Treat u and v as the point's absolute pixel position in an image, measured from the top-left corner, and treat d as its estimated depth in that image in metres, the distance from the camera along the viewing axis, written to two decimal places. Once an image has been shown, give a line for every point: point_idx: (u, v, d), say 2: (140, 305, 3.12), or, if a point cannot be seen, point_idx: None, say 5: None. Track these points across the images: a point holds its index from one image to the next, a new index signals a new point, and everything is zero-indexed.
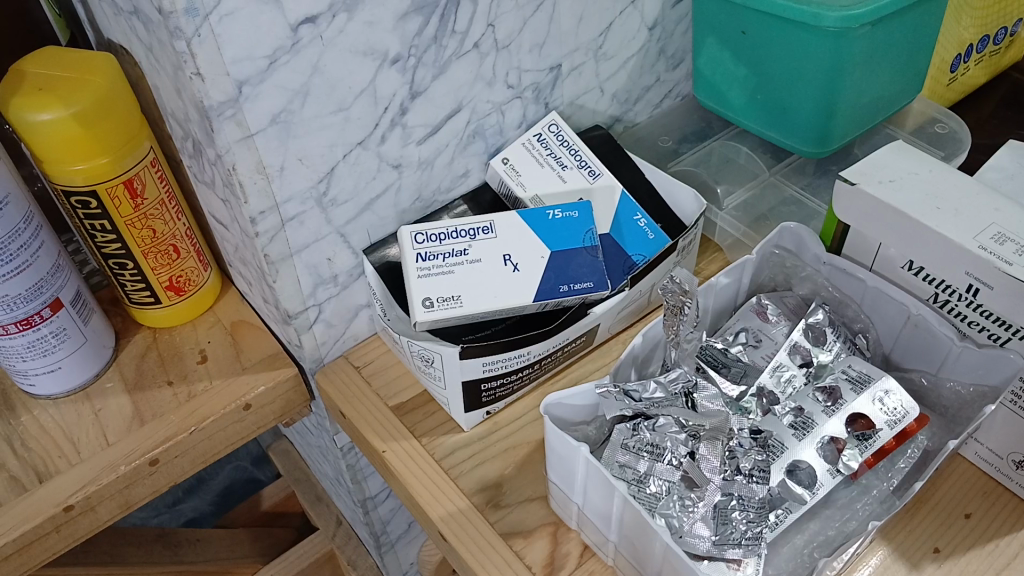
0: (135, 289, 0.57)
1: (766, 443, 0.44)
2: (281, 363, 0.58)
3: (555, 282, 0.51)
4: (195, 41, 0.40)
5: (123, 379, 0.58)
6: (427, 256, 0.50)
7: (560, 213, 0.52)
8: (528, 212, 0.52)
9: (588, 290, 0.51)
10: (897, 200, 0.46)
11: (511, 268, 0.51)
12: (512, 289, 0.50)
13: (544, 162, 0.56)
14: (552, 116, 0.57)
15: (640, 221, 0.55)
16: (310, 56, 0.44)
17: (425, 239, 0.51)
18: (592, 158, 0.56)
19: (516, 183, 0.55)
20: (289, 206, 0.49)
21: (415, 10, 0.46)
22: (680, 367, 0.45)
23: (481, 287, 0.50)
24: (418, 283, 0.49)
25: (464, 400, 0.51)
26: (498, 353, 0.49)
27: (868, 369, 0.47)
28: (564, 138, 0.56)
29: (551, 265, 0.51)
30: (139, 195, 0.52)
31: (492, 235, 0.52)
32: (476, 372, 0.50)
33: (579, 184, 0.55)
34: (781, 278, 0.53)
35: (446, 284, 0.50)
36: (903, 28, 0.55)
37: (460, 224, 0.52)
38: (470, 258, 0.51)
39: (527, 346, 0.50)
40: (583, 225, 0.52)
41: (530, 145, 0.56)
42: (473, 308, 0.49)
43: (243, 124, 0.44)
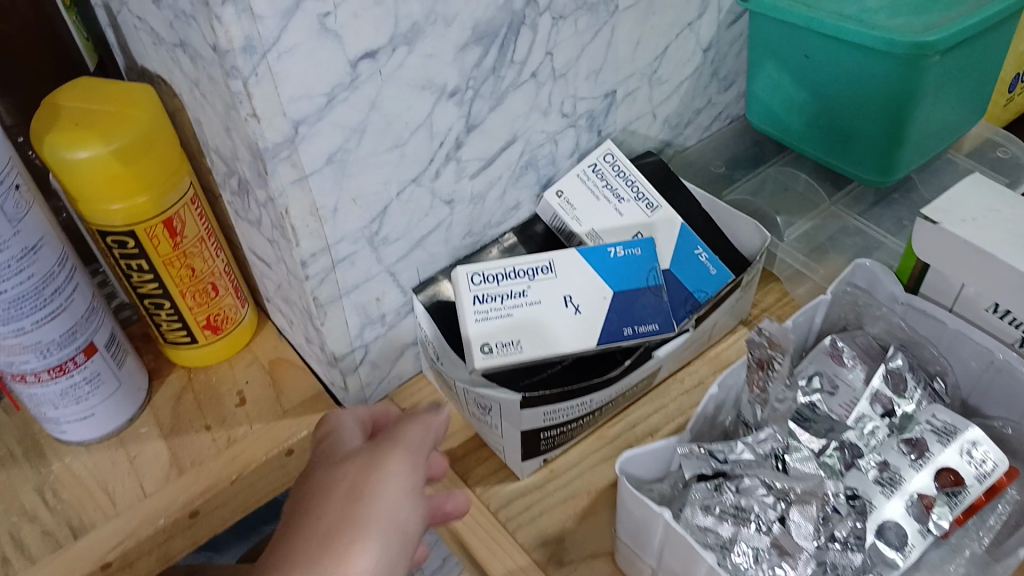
0: (170, 328, 0.54)
1: (863, 510, 0.42)
2: (323, 405, 0.55)
3: (619, 325, 0.48)
4: (252, 80, 0.37)
5: (159, 423, 0.55)
6: (484, 298, 0.48)
7: (622, 250, 0.50)
8: (588, 250, 0.50)
9: (653, 332, 0.49)
10: (982, 240, 0.44)
11: (573, 310, 0.48)
12: (574, 333, 0.48)
13: (600, 194, 0.53)
14: (608, 145, 0.54)
15: (700, 254, 0.52)
16: (368, 91, 0.41)
17: (481, 279, 0.48)
18: (650, 191, 0.53)
19: (571, 216, 0.53)
20: (341, 246, 0.46)
21: (475, 41, 0.44)
22: (769, 428, 0.44)
23: (542, 331, 0.47)
24: (475, 327, 0.47)
25: (522, 449, 0.49)
26: (561, 401, 0.47)
27: (953, 419, 0.45)
28: (620, 169, 0.54)
29: (613, 307, 0.49)
30: (178, 234, 0.49)
31: (552, 275, 0.49)
32: (537, 422, 0.47)
33: (638, 219, 0.53)
34: (852, 316, 0.51)
35: (505, 328, 0.47)
36: (978, 53, 0.52)
37: (518, 264, 0.49)
38: (529, 299, 0.48)
39: (589, 394, 0.47)
40: (647, 263, 0.50)
41: (585, 177, 0.54)
42: (534, 352, 0.47)
43: (298, 165, 0.41)
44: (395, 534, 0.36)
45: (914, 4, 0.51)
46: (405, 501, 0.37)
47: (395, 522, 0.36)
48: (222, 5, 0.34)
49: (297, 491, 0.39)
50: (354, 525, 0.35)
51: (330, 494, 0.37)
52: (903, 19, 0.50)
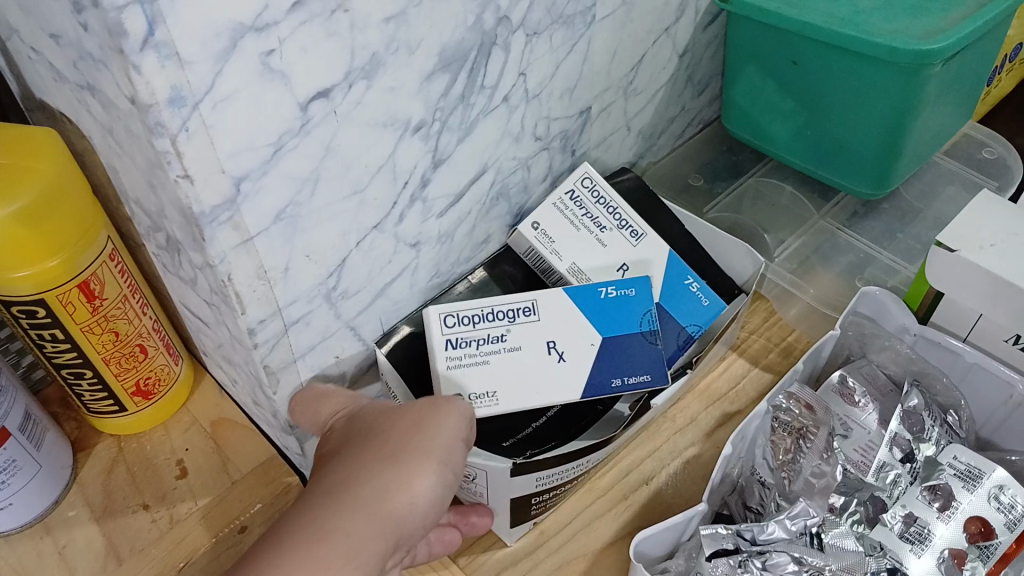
0: (94, 398, 0.47)
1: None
2: (277, 470, 0.49)
3: (607, 375, 0.43)
4: (182, 136, 0.30)
5: (89, 505, 0.48)
6: (458, 343, 0.42)
7: (614, 289, 0.45)
8: (576, 289, 0.45)
9: (645, 384, 0.44)
10: (1005, 270, 0.40)
11: (557, 357, 0.43)
12: (557, 384, 0.42)
13: (580, 224, 0.48)
14: (585, 168, 0.49)
15: (691, 284, 0.48)
16: (321, 136, 0.35)
17: (455, 321, 0.43)
18: (633, 217, 0.49)
19: (550, 250, 0.47)
20: (293, 308, 0.40)
21: (442, 68, 0.38)
22: (802, 501, 0.38)
23: (522, 383, 0.42)
24: (446, 377, 0.42)
25: (510, 516, 0.44)
26: (554, 466, 0.42)
27: (977, 461, 0.41)
28: (599, 194, 0.49)
29: (602, 355, 0.44)
30: (97, 296, 0.42)
31: (535, 317, 0.44)
32: (527, 488, 0.42)
33: (623, 248, 0.48)
34: (856, 345, 0.47)
35: (480, 379, 0.42)
36: (977, 55, 0.48)
37: (497, 304, 0.44)
38: (509, 345, 0.43)
39: (585, 454, 0.43)
40: (642, 305, 0.45)
41: (562, 206, 0.48)
42: (511, 406, 0.42)
43: (241, 227, 0.34)
44: (442, 496, 0.36)
45: (910, 4, 0.47)
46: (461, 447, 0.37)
47: (455, 446, 0.36)
48: (140, 52, 0.27)
49: (346, 430, 0.39)
50: (425, 455, 0.35)
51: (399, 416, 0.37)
52: (900, 22, 0.46)
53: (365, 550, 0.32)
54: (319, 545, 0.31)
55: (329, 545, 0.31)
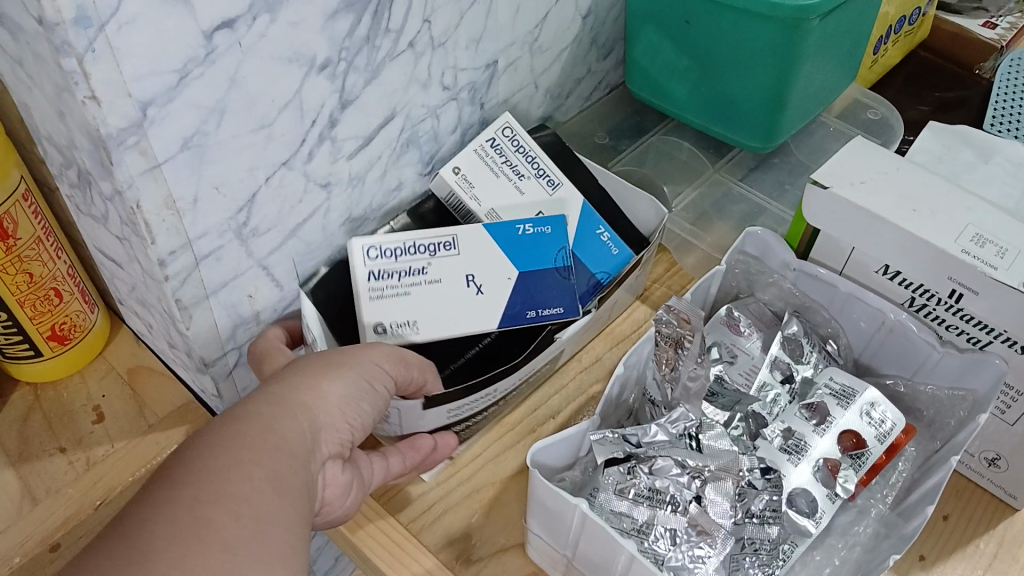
0: (8, 343, 0.47)
1: (779, 482, 0.40)
2: (193, 415, 0.50)
3: (520, 307, 0.45)
4: (88, 56, 0.31)
5: (4, 450, 0.48)
6: (380, 274, 0.45)
7: (531, 227, 0.47)
8: (494, 226, 0.47)
9: (557, 316, 0.46)
10: (873, 203, 0.44)
11: (475, 291, 0.45)
12: (474, 316, 0.45)
13: (499, 171, 0.50)
14: (506, 118, 0.51)
15: (602, 234, 0.50)
16: (227, 66, 0.36)
17: (378, 253, 0.45)
18: (550, 167, 0.51)
19: (471, 196, 0.49)
20: (203, 242, 0.41)
21: (346, 8, 0.40)
22: (681, 407, 0.42)
23: (440, 313, 0.45)
24: (368, 306, 0.44)
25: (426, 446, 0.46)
26: (463, 397, 0.44)
27: (850, 381, 0.45)
28: (519, 144, 0.51)
29: (518, 287, 0.46)
30: (10, 235, 0.43)
31: (454, 252, 0.46)
32: (440, 419, 0.44)
33: (540, 196, 0.50)
34: (744, 284, 0.51)
35: (401, 309, 0.44)
36: (850, 16, 0.52)
37: (419, 238, 0.46)
38: (428, 277, 0.45)
39: (494, 385, 0.44)
40: (556, 242, 0.47)
41: (483, 152, 0.51)
42: (430, 335, 0.44)
43: (148, 153, 0.36)
44: (362, 408, 0.38)
45: None
46: (385, 374, 0.39)
47: (374, 367, 0.38)
48: None
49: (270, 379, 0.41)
50: (344, 370, 0.37)
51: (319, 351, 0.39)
52: None
53: (283, 437, 0.32)
54: (232, 439, 0.30)
55: (244, 443, 0.30)
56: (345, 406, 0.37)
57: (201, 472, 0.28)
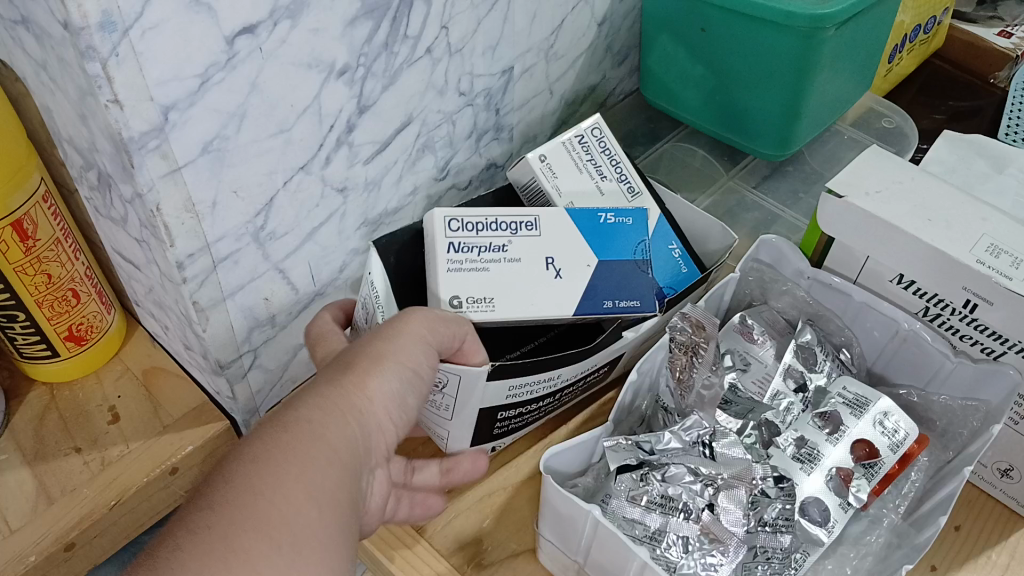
0: (26, 342, 0.48)
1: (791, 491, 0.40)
2: (208, 417, 0.51)
3: (601, 296, 0.44)
4: (112, 61, 0.32)
5: (21, 449, 0.49)
6: (460, 246, 0.43)
7: (613, 217, 0.46)
8: (577, 211, 0.45)
9: (634, 310, 0.44)
10: (888, 213, 0.44)
11: (553, 275, 0.43)
12: (552, 300, 0.43)
13: (584, 168, 0.48)
14: (597, 118, 0.49)
15: (674, 250, 0.49)
16: (247, 71, 0.37)
17: (460, 227, 0.43)
18: (634, 175, 0.49)
19: (552, 186, 0.47)
20: (221, 245, 0.42)
21: (365, 14, 0.40)
22: (695, 414, 0.42)
23: (520, 292, 0.43)
24: (445, 278, 0.42)
25: (474, 431, 0.44)
26: (527, 375, 0.41)
27: (863, 391, 0.45)
28: (606, 145, 0.49)
29: (598, 275, 0.44)
30: (30, 236, 0.43)
31: (536, 232, 0.44)
32: (497, 398, 0.42)
33: (616, 201, 0.49)
34: (758, 292, 0.51)
35: (478, 283, 0.42)
36: (866, 26, 0.52)
37: (502, 215, 0.44)
38: (509, 256, 0.43)
39: (558, 367, 0.42)
40: (636, 236, 0.46)
41: (571, 147, 0.48)
42: (507, 314, 0.42)
43: (168, 157, 0.36)
44: (413, 391, 0.37)
45: None
46: (432, 349, 0.38)
47: (421, 342, 0.37)
48: None
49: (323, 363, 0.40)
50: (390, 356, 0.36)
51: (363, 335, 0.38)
52: None
53: (329, 447, 0.32)
54: (274, 457, 0.30)
55: (286, 459, 0.30)
56: (396, 394, 0.36)
57: (243, 497, 0.29)
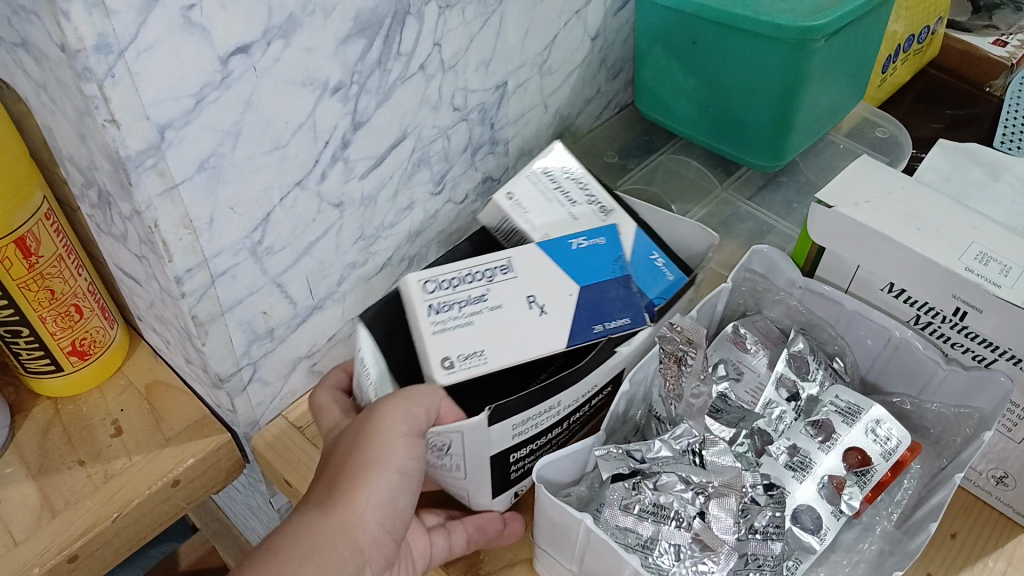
0: (30, 357, 0.49)
1: (782, 499, 0.40)
2: (210, 430, 0.52)
3: (588, 322, 0.44)
4: (108, 82, 0.33)
5: (25, 462, 0.49)
6: (440, 307, 0.42)
7: (585, 241, 0.46)
8: (548, 243, 0.46)
9: (625, 327, 0.45)
10: (877, 223, 0.44)
11: (538, 312, 0.43)
12: (544, 337, 0.43)
13: (552, 197, 0.50)
14: (557, 149, 0.52)
15: (656, 258, 0.49)
16: (242, 90, 0.38)
17: (436, 286, 0.43)
18: (602, 196, 0.51)
19: (525, 221, 0.48)
20: (219, 260, 0.42)
21: (358, 33, 0.41)
22: (685, 423, 0.42)
23: (508, 338, 0.42)
24: (433, 339, 0.41)
25: (489, 477, 0.43)
26: (526, 412, 0.40)
27: (856, 399, 0.45)
28: (572, 176, 0.51)
29: (583, 301, 0.44)
30: (33, 253, 0.44)
31: (512, 275, 0.44)
32: (505, 441, 0.41)
33: (592, 222, 0.49)
34: (751, 302, 0.51)
35: (468, 340, 0.42)
36: (856, 37, 0.53)
37: (473, 266, 0.44)
38: (490, 303, 0.43)
39: (557, 395, 0.41)
40: (612, 253, 0.47)
41: (538, 181, 0.51)
42: (501, 362, 0.41)
43: (165, 174, 0.37)
44: (408, 485, 0.39)
45: None
46: (416, 439, 0.39)
47: (405, 437, 0.38)
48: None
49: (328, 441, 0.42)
50: (376, 462, 0.38)
51: (352, 430, 0.40)
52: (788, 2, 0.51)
53: None
54: None
55: None
56: (390, 498, 0.38)
57: None
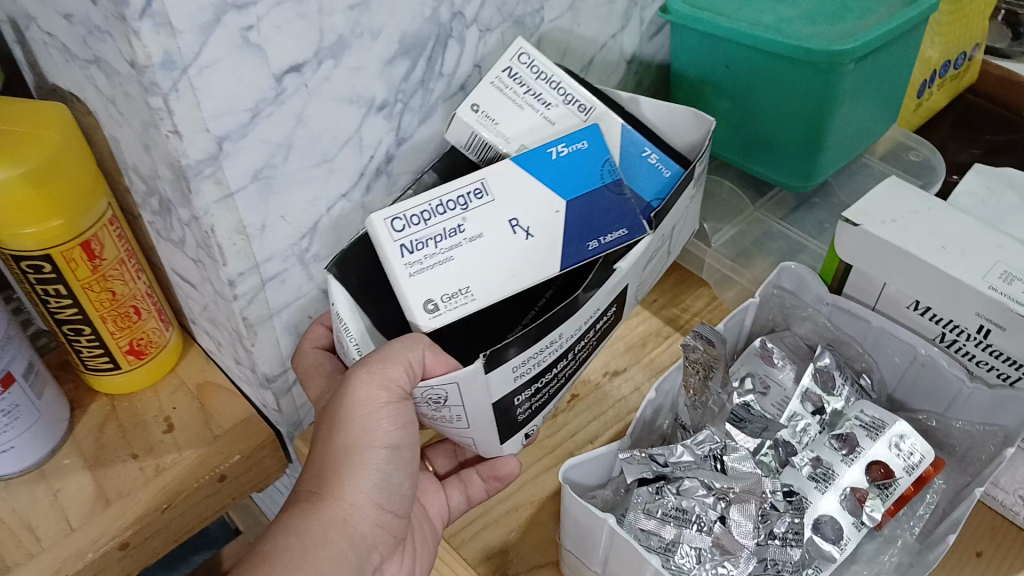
0: (91, 354, 0.52)
1: (800, 505, 0.41)
2: (255, 429, 0.54)
3: (583, 239, 0.43)
4: (172, 96, 0.36)
5: (82, 455, 0.52)
6: (412, 246, 0.41)
7: (565, 148, 0.44)
8: (524, 157, 0.43)
9: (624, 238, 0.44)
10: (901, 240, 0.45)
11: (523, 235, 0.42)
12: (531, 264, 0.42)
13: (522, 102, 0.47)
14: (520, 44, 0.47)
15: (650, 156, 0.47)
16: (294, 106, 0.40)
17: (404, 223, 0.41)
18: (579, 90, 0.47)
19: (496, 133, 0.46)
20: (269, 265, 0.45)
21: (403, 54, 0.44)
22: (706, 429, 0.44)
23: (491, 269, 0.41)
24: (411, 284, 0.40)
25: (497, 419, 0.44)
26: (525, 352, 0.41)
27: (881, 414, 0.46)
28: (538, 69, 0.47)
29: (572, 218, 0.43)
30: (97, 256, 0.47)
31: (488, 199, 0.42)
32: (508, 383, 0.42)
33: (570, 123, 0.47)
34: (780, 318, 0.53)
35: (448, 278, 0.41)
36: (887, 61, 0.55)
37: (444, 195, 0.42)
38: (468, 235, 0.41)
39: (558, 328, 0.42)
40: (598, 158, 0.44)
41: (502, 84, 0.47)
42: (488, 299, 0.41)
43: (222, 183, 0.40)
44: (398, 456, 0.42)
45: (827, 15, 0.54)
46: (393, 408, 0.41)
47: (379, 411, 0.40)
48: (139, 19, 0.33)
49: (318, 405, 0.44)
50: (357, 443, 0.40)
51: (327, 409, 0.41)
52: (819, 27, 0.53)
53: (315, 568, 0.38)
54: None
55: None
56: (378, 471, 0.41)
57: None
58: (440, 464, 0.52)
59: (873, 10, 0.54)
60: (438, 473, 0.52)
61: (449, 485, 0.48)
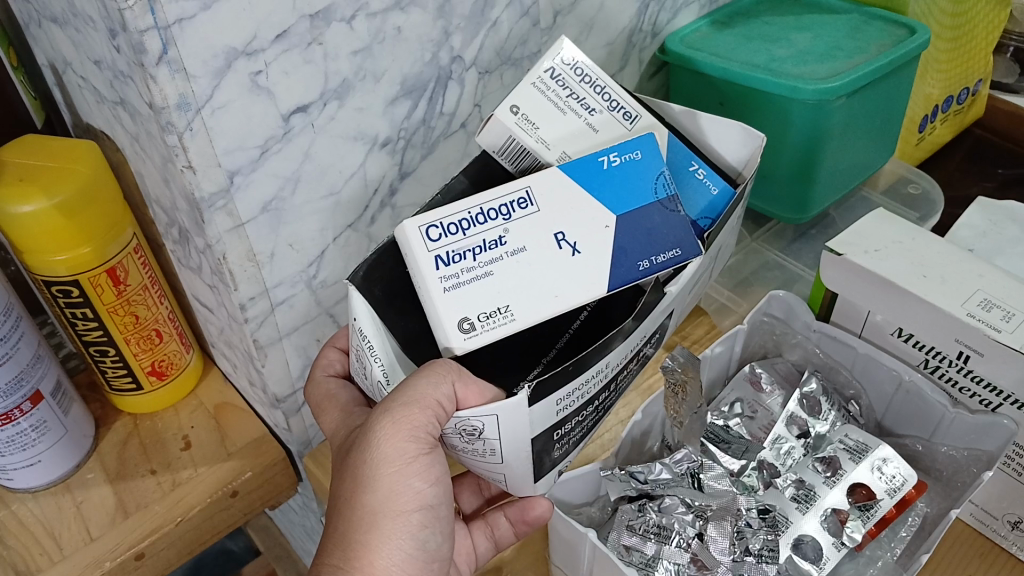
0: (116, 375, 0.55)
1: (774, 522, 0.45)
2: (268, 447, 0.57)
3: (634, 258, 0.40)
4: (187, 134, 0.39)
5: (105, 470, 0.56)
6: (449, 258, 0.38)
7: (618, 157, 0.41)
8: (574, 164, 0.40)
9: (677, 260, 0.41)
10: (881, 268, 0.46)
11: (569, 251, 0.39)
12: (578, 283, 0.39)
13: (565, 107, 0.43)
14: (564, 44, 0.43)
15: (697, 171, 0.46)
16: (301, 143, 0.44)
17: (440, 232, 0.38)
18: (626, 97, 0.44)
19: (535, 139, 0.43)
20: (279, 290, 0.48)
21: (404, 95, 0.47)
22: (685, 447, 0.46)
23: (534, 288, 0.39)
24: (446, 300, 0.38)
25: (531, 459, 0.40)
26: (571, 384, 0.39)
27: (865, 437, 0.47)
28: (584, 73, 0.43)
29: (622, 234, 0.40)
30: (122, 282, 0.51)
31: (532, 208, 0.40)
32: (549, 415, 0.39)
33: (615, 131, 0.43)
34: (771, 345, 0.54)
35: (486, 296, 0.38)
36: (876, 97, 0.56)
37: (487, 202, 0.39)
38: (510, 247, 0.39)
39: (601, 360, 0.40)
40: (652, 170, 0.41)
41: (544, 86, 0.43)
42: (528, 321, 0.39)
43: (233, 214, 0.43)
44: (430, 516, 0.41)
45: (817, 54, 0.56)
46: (422, 462, 0.40)
47: (407, 468, 0.40)
48: (156, 65, 0.36)
49: (338, 453, 0.43)
50: (382, 507, 0.40)
51: (350, 463, 0.40)
52: (809, 66, 0.55)
53: None
54: None
55: None
56: (411, 535, 0.40)
57: None
58: (466, 501, 0.52)
59: (863, 49, 0.56)
60: (464, 510, 0.52)
61: (476, 531, 0.49)
